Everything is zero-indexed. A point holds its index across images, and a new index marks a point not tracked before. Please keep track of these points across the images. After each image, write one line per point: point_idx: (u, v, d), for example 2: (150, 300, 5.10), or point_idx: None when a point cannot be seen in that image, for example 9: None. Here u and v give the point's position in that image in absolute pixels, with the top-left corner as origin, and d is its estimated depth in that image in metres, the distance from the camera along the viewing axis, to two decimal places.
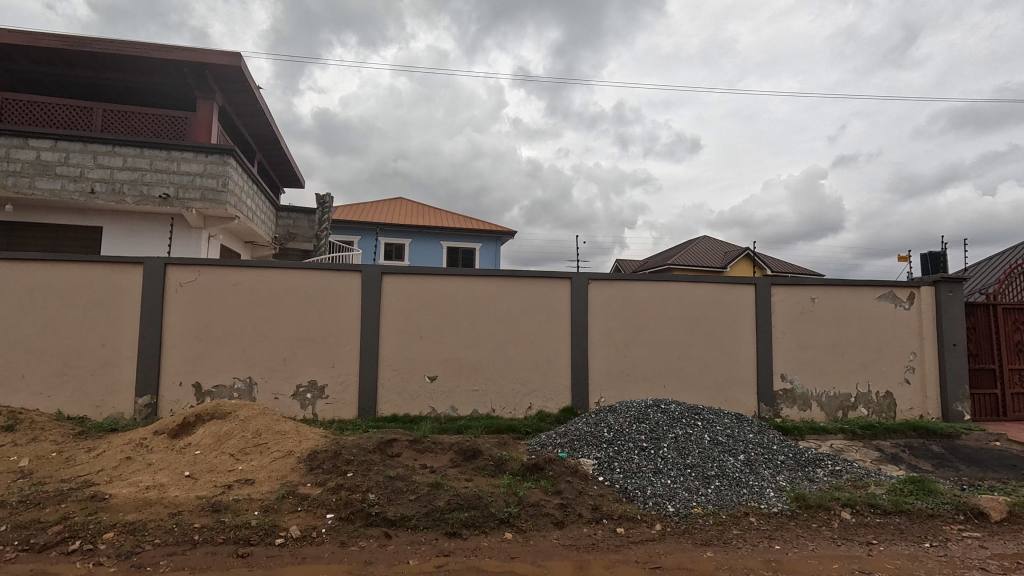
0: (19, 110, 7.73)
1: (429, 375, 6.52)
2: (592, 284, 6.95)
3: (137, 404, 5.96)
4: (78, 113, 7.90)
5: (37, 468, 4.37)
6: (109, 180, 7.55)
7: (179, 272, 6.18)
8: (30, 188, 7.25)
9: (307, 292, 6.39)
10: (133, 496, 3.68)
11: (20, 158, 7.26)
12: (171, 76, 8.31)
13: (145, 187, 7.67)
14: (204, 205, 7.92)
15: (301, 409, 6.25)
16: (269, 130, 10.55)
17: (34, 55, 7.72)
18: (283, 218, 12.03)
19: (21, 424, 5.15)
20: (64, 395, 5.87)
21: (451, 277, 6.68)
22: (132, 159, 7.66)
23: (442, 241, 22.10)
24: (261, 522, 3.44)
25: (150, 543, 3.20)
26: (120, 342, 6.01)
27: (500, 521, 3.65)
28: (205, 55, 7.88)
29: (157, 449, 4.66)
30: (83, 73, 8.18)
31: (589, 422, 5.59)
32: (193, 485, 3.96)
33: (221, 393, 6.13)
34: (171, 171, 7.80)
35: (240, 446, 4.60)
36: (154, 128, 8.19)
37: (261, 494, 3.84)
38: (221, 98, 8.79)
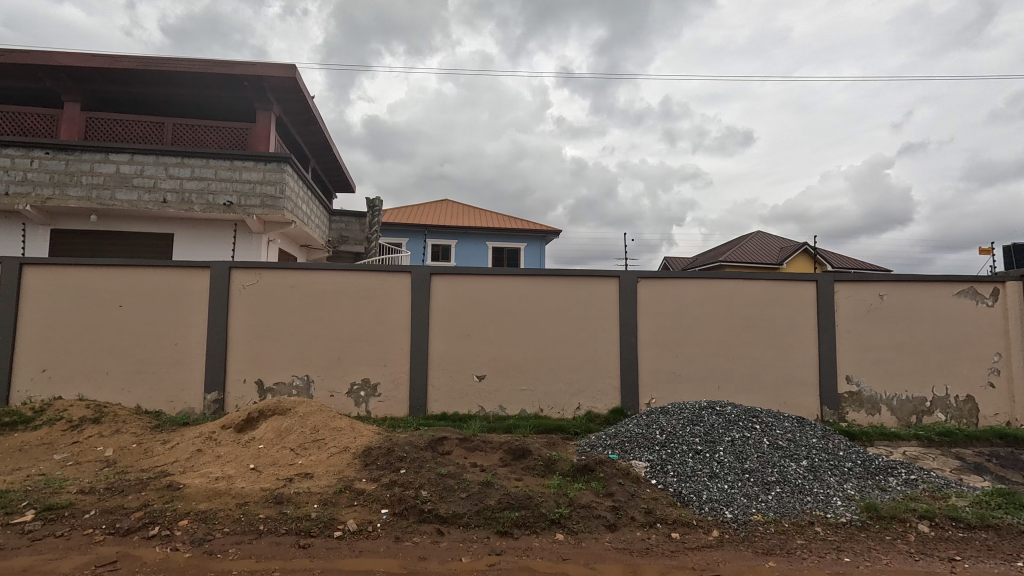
0: (100, 128, 8.41)
1: (477, 374, 6.57)
2: (642, 282, 6.79)
3: (206, 399, 6.32)
4: (151, 129, 8.52)
5: (119, 458, 4.73)
6: (179, 190, 8.09)
7: (242, 274, 6.52)
8: (111, 199, 7.87)
9: (360, 293, 6.59)
10: (205, 487, 3.92)
11: (102, 172, 7.90)
12: (232, 90, 8.76)
13: (210, 195, 8.16)
14: (264, 211, 8.31)
15: (355, 406, 6.45)
16: (322, 138, 10.95)
17: (112, 76, 8.36)
18: (336, 222, 12.49)
19: (106, 416, 5.61)
20: (142, 391, 6.31)
21: (498, 277, 6.72)
22: (199, 170, 8.17)
23: (489, 242, 22.28)
24: (320, 515, 3.57)
25: (220, 531, 3.38)
26: (190, 342, 6.41)
27: (551, 522, 3.62)
28: (262, 69, 8.27)
29: (224, 442, 4.93)
30: (152, 91, 8.77)
31: (641, 423, 5.47)
32: (258, 477, 4.17)
33: (281, 390, 6.42)
34: (234, 180, 8.26)
35: (299, 441, 4.80)
36: (219, 138, 8.69)
37: (320, 488, 3.99)
38: (279, 108, 9.21)
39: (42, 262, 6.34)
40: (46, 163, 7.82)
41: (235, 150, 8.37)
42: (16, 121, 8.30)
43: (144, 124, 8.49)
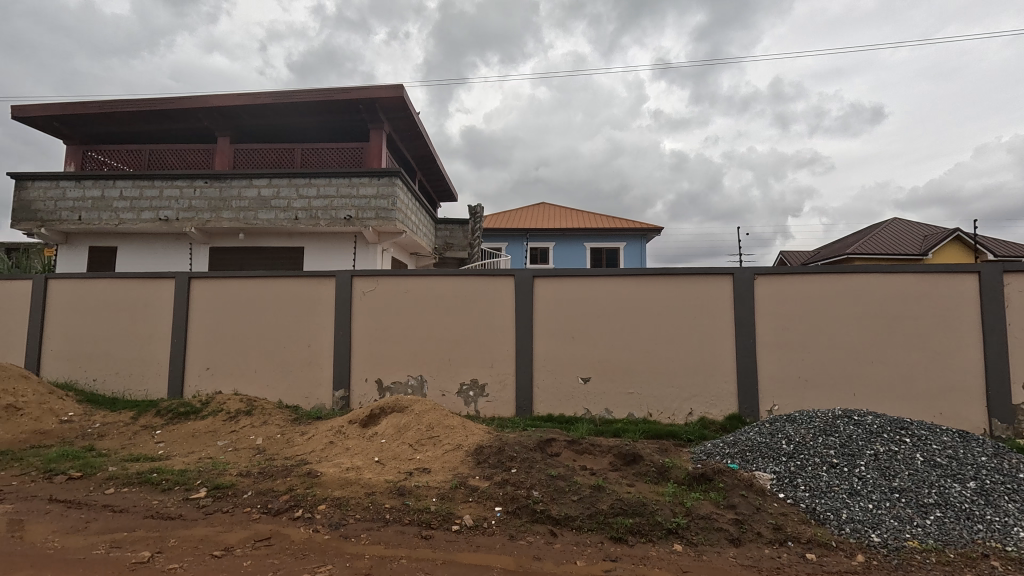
0: (245, 157, 9.65)
1: (582, 376, 6.52)
2: (759, 279, 6.29)
3: (335, 396, 6.95)
4: (285, 155, 9.60)
5: (268, 446, 5.37)
6: (308, 208, 9.03)
7: (362, 282, 7.09)
8: (255, 219, 9.01)
9: (467, 297, 6.85)
10: (339, 476, 4.31)
11: (248, 196, 9.07)
12: (349, 114, 9.59)
13: (333, 211, 8.99)
14: (379, 223, 8.96)
15: (465, 405, 6.70)
16: (427, 151, 11.58)
17: (253, 111, 9.54)
18: (441, 230, 13.13)
19: (256, 409, 6.41)
20: (283, 387, 7.10)
21: (601, 277, 6.61)
22: (323, 188, 9.05)
23: (587, 243, 22.07)
24: (439, 508, 3.75)
25: (353, 517, 3.69)
26: (321, 343, 7.09)
27: (667, 531, 3.47)
28: (375, 92, 8.95)
29: (352, 435, 5.38)
30: (285, 122, 9.86)
31: (763, 431, 5.06)
32: (382, 470, 4.49)
33: (398, 389, 6.87)
34: (353, 196, 9.03)
35: (417, 437, 5.10)
36: (339, 159, 9.55)
37: (438, 482, 4.19)
38: (389, 127, 9.91)
39: (205, 276, 7.42)
40: (206, 191, 9.16)
41: (353, 168, 9.15)
42: (183, 156, 9.79)
43: (278, 151, 9.61)
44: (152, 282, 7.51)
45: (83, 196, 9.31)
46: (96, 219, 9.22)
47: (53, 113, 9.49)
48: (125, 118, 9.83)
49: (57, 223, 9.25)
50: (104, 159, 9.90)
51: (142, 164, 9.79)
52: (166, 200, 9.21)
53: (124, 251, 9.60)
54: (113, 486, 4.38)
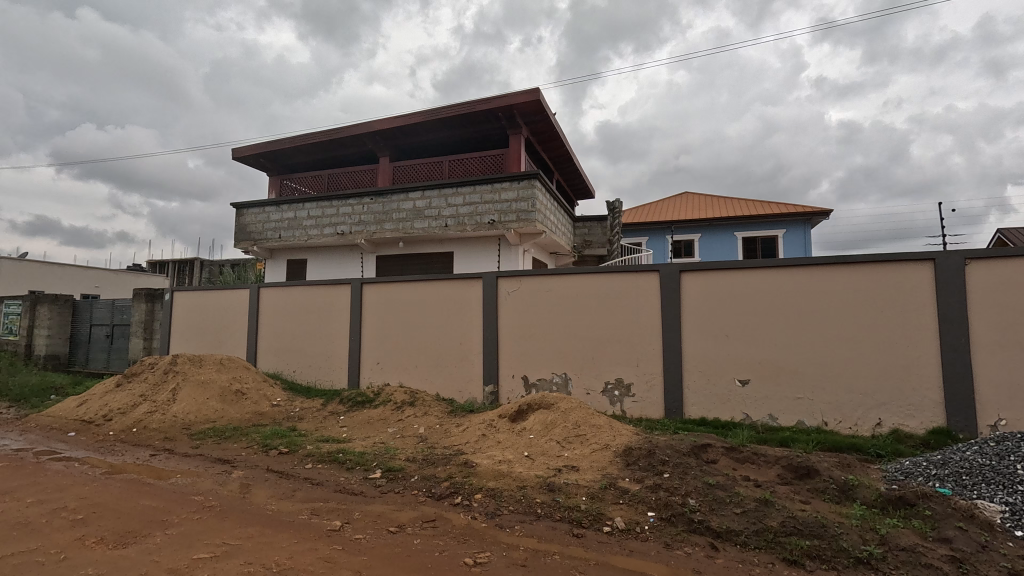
0: (402, 173, 10.70)
1: (740, 378, 5.98)
2: (972, 264, 5.14)
3: (485, 391, 7.32)
4: (434, 167, 10.43)
5: (429, 435, 5.88)
6: (456, 215, 9.69)
7: (507, 282, 7.38)
8: (412, 229, 9.95)
9: (609, 295, 6.73)
10: (492, 467, 4.55)
11: (405, 208, 10.07)
12: (489, 123, 10.06)
13: (478, 216, 9.52)
14: (520, 225, 9.25)
15: (610, 405, 6.58)
16: (564, 150, 11.65)
17: (407, 131, 10.54)
18: (579, 228, 13.10)
19: (418, 401, 7.08)
20: (439, 381, 7.68)
21: (759, 269, 5.99)
22: (469, 196, 9.64)
23: (739, 232, 20.23)
24: (589, 508, 3.73)
25: (506, 508, 3.85)
26: (471, 341, 7.54)
27: (856, 561, 3.00)
28: (513, 98, 9.25)
29: (502, 430, 5.62)
30: (434, 137, 10.69)
31: (985, 452, 4.11)
32: (532, 464, 4.62)
33: (543, 386, 7.01)
34: (495, 201, 9.46)
35: (564, 435, 5.15)
36: (482, 167, 10.07)
37: (586, 481, 4.18)
38: (527, 131, 10.16)
39: (373, 281, 8.39)
40: (372, 206, 10.38)
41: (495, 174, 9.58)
42: (353, 178, 11.21)
43: (429, 165, 10.47)
44: (333, 288, 8.73)
45: (281, 218, 11.17)
46: (291, 237, 11.01)
47: (259, 151, 11.54)
48: (309, 149, 11.56)
49: (264, 242, 11.25)
50: (295, 185, 11.74)
51: (323, 187, 11.41)
52: (342, 217, 10.63)
53: (311, 262, 11.30)
54: (311, 462, 5.16)
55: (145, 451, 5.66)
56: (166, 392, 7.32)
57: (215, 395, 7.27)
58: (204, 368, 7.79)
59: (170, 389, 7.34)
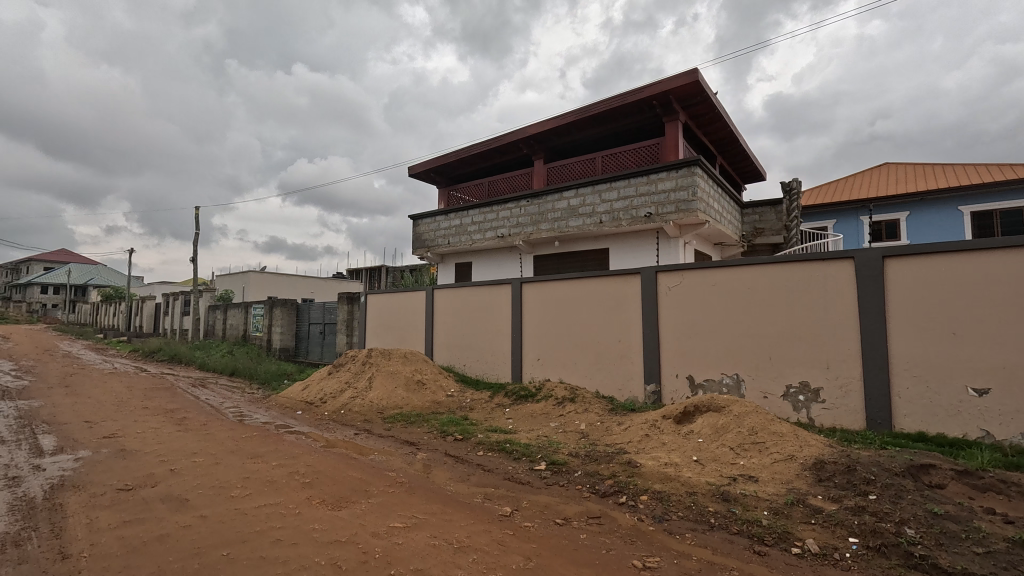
0: (556, 174, 10.91)
1: (974, 386, 4.82)
2: None
3: (647, 390, 7.03)
4: (588, 165, 10.42)
5: (591, 432, 5.90)
6: (611, 211, 9.55)
7: (668, 277, 7.03)
8: (567, 227, 10.10)
9: (790, 287, 5.98)
10: (658, 470, 4.39)
11: (560, 207, 10.26)
12: (644, 113, 9.70)
13: (634, 210, 9.24)
14: (679, 216, 8.72)
15: (794, 411, 5.83)
16: (728, 131, 10.67)
17: (560, 131, 10.70)
18: (748, 214, 11.85)
19: (578, 397, 7.16)
20: (599, 378, 7.60)
21: (999, 250, 4.76)
22: (624, 190, 9.41)
23: (967, 206, 16.30)
24: (773, 524, 3.36)
25: (675, 514, 3.66)
26: (630, 338, 7.34)
27: None
28: (669, 83, 8.78)
29: (667, 431, 5.37)
30: (586, 135, 10.66)
31: None
32: (702, 470, 4.33)
33: (711, 387, 6.50)
34: (652, 193, 9.06)
35: (738, 441, 4.72)
36: (637, 159, 9.76)
37: (768, 495, 3.77)
38: (685, 116, 9.54)
39: (532, 280, 8.72)
40: (528, 208, 10.80)
41: (651, 165, 9.18)
42: (511, 182, 11.78)
43: (583, 163, 10.50)
44: (496, 288, 9.30)
45: (450, 226, 12.25)
46: (458, 242, 12.01)
47: (430, 166, 12.81)
48: (471, 160, 12.47)
49: (436, 248, 12.45)
50: (460, 194, 12.75)
51: (484, 194, 12.20)
52: (501, 220, 11.26)
53: (476, 265, 12.17)
54: (482, 450, 5.56)
55: (351, 429, 6.69)
56: (364, 380, 8.57)
57: (401, 384, 8.29)
58: (392, 360, 8.93)
59: (367, 378, 8.58)
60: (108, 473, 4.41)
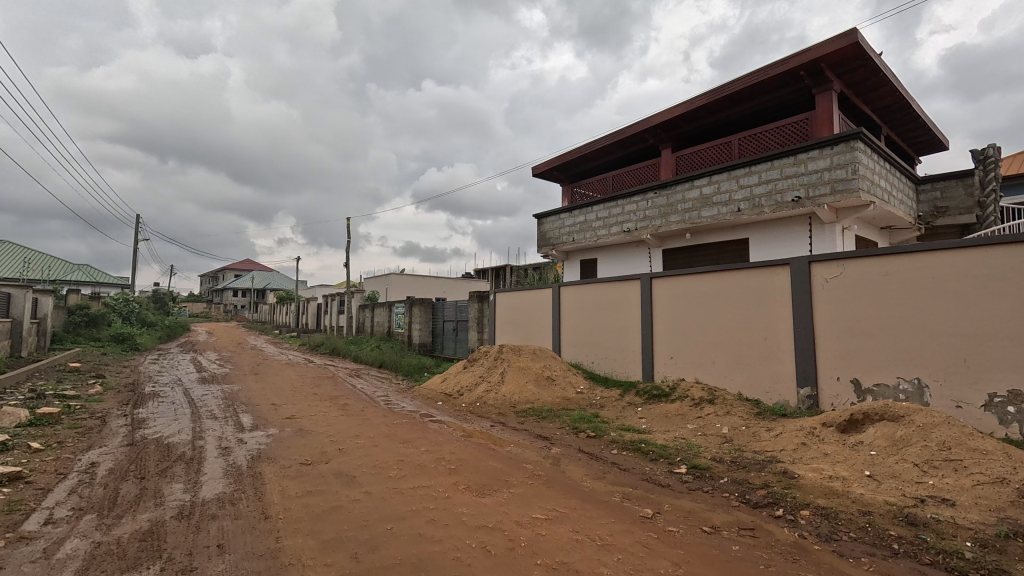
0: (686, 162, 10.32)
1: None
2: None
3: (800, 394, 6.30)
4: (722, 150, 9.69)
5: (735, 437, 5.48)
6: (750, 198, 8.78)
7: (824, 268, 6.26)
8: (699, 218, 9.52)
9: (990, 275, 4.96)
10: (821, 483, 3.92)
11: (692, 197, 9.70)
12: (788, 86, 8.74)
13: (779, 195, 8.37)
14: (836, 198, 7.69)
15: (1001, 426, 4.81)
16: (897, 97, 9.16)
17: (689, 117, 10.09)
18: (925, 191, 10.08)
19: (718, 399, 6.71)
20: (741, 380, 6.99)
21: None
22: (766, 174, 8.58)
23: None
24: (982, 560, 2.80)
25: (846, 534, 3.24)
26: (778, 336, 6.66)
27: None
28: (820, 50, 7.80)
29: (829, 440, 4.78)
30: (719, 118, 9.91)
31: None
32: (878, 487, 3.78)
33: (884, 393, 5.62)
34: (800, 174, 8.12)
35: (925, 457, 4.02)
36: (781, 139, 8.83)
37: (971, 524, 3.16)
38: (840, 84, 8.39)
39: (663, 275, 8.35)
40: (656, 200, 10.38)
41: (798, 143, 8.24)
42: (636, 175, 11.41)
43: (717, 147, 9.78)
44: (624, 284, 9.08)
45: (574, 223, 12.24)
46: (583, 238, 11.95)
47: (553, 165, 12.93)
48: (594, 155, 12.32)
49: (561, 245, 12.53)
50: (584, 191, 12.66)
51: (608, 188, 11.98)
52: (628, 214, 10.96)
53: (602, 261, 12.01)
54: (616, 448, 5.46)
55: (487, 421, 7.01)
56: (497, 374, 8.93)
57: (532, 380, 8.48)
58: (522, 356, 9.18)
59: (499, 372, 8.93)
60: (292, 449, 5.16)
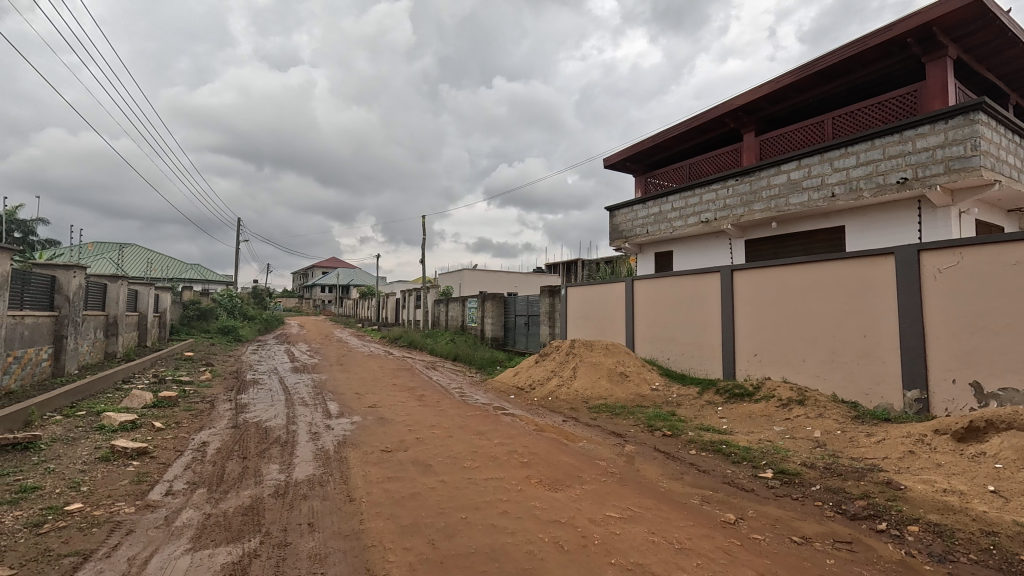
0: (772, 145, 9.64)
1: None
2: None
3: (907, 397, 5.70)
4: (814, 130, 8.94)
5: (829, 442, 5.06)
6: (846, 181, 8.05)
7: (937, 257, 5.59)
8: (787, 205, 8.89)
9: None
10: (933, 497, 3.52)
11: (778, 183, 9.07)
12: (892, 56, 7.88)
13: (880, 177, 7.59)
14: (950, 178, 6.83)
15: None
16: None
17: (775, 97, 9.41)
18: None
19: (809, 400, 6.23)
20: (836, 380, 6.45)
21: None
22: (865, 154, 7.82)
23: None
24: None
25: (965, 555, 2.88)
26: (879, 332, 6.06)
27: None
28: (931, 12, 6.96)
29: (942, 450, 4.28)
30: (809, 96, 9.14)
31: None
32: (1005, 505, 3.32)
33: (1012, 399, 4.93)
34: (907, 152, 7.30)
35: None
36: (883, 115, 7.98)
37: None
38: (957, 50, 7.43)
39: (746, 268, 7.88)
40: (738, 188, 9.81)
41: (904, 118, 7.41)
42: (716, 162, 10.82)
43: (807, 129, 9.05)
44: (703, 277, 8.67)
45: (648, 214, 11.86)
46: (658, 230, 11.56)
47: (625, 155, 12.58)
48: (670, 143, 11.83)
49: (634, 238, 12.19)
50: (658, 181, 12.22)
51: (685, 177, 11.47)
52: (707, 204, 10.44)
53: (678, 253, 11.53)
54: (694, 448, 5.23)
55: (558, 416, 7.00)
56: (568, 369, 8.88)
57: (605, 375, 8.34)
58: (595, 351, 9.06)
59: (571, 367, 8.87)
60: (374, 436, 5.44)
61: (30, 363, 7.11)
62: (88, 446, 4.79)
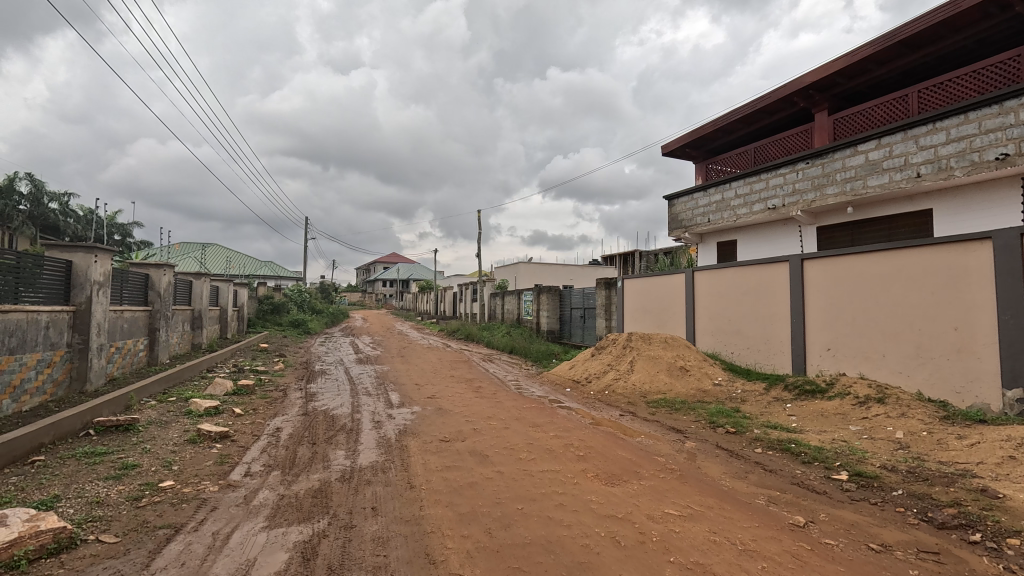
0: (847, 124, 8.96)
1: None
2: None
3: (1007, 397, 5.16)
4: (896, 105, 8.23)
5: (913, 444, 4.67)
6: (933, 160, 7.36)
7: None
8: (864, 188, 8.26)
9: None
10: None
11: (854, 164, 8.45)
12: (990, 20, 7.09)
13: (975, 154, 6.88)
14: None
15: None
16: None
17: (852, 71, 8.73)
18: None
19: (889, 398, 5.78)
20: (921, 377, 5.94)
21: None
22: (956, 129, 7.10)
23: None
24: None
25: None
26: (973, 325, 5.51)
27: None
28: None
29: None
30: (892, 69, 8.40)
31: None
32: None
33: None
34: (1008, 126, 6.55)
35: None
36: (979, 85, 7.20)
37: None
38: None
39: (818, 257, 7.40)
40: (809, 171, 9.24)
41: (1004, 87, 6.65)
42: (783, 145, 10.21)
43: (888, 104, 8.33)
44: (770, 267, 8.23)
45: (710, 202, 11.40)
46: (720, 218, 11.08)
47: (685, 141, 12.13)
48: (733, 126, 11.28)
49: (694, 227, 11.74)
50: (719, 167, 11.68)
51: (749, 163, 10.90)
52: (774, 189, 9.88)
53: (742, 243, 11.00)
54: (759, 447, 5.00)
55: (616, 410, 6.89)
56: (625, 363, 8.73)
57: (663, 369, 8.13)
58: (653, 345, 8.83)
59: (628, 361, 8.71)
60: (433, 426, 5.60)
61: (129, 353, 7.88)
62: (179, 429, 5.25)
